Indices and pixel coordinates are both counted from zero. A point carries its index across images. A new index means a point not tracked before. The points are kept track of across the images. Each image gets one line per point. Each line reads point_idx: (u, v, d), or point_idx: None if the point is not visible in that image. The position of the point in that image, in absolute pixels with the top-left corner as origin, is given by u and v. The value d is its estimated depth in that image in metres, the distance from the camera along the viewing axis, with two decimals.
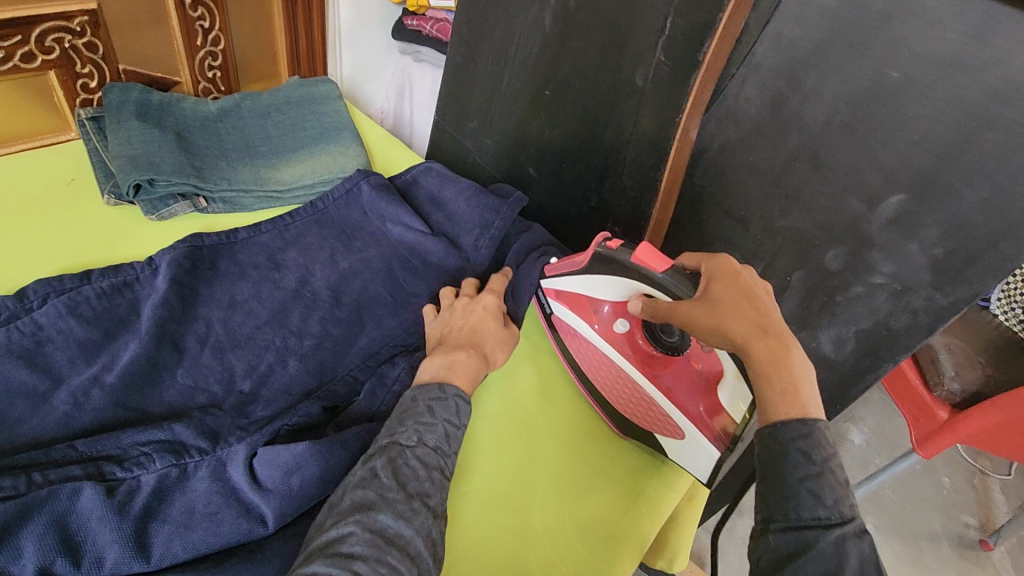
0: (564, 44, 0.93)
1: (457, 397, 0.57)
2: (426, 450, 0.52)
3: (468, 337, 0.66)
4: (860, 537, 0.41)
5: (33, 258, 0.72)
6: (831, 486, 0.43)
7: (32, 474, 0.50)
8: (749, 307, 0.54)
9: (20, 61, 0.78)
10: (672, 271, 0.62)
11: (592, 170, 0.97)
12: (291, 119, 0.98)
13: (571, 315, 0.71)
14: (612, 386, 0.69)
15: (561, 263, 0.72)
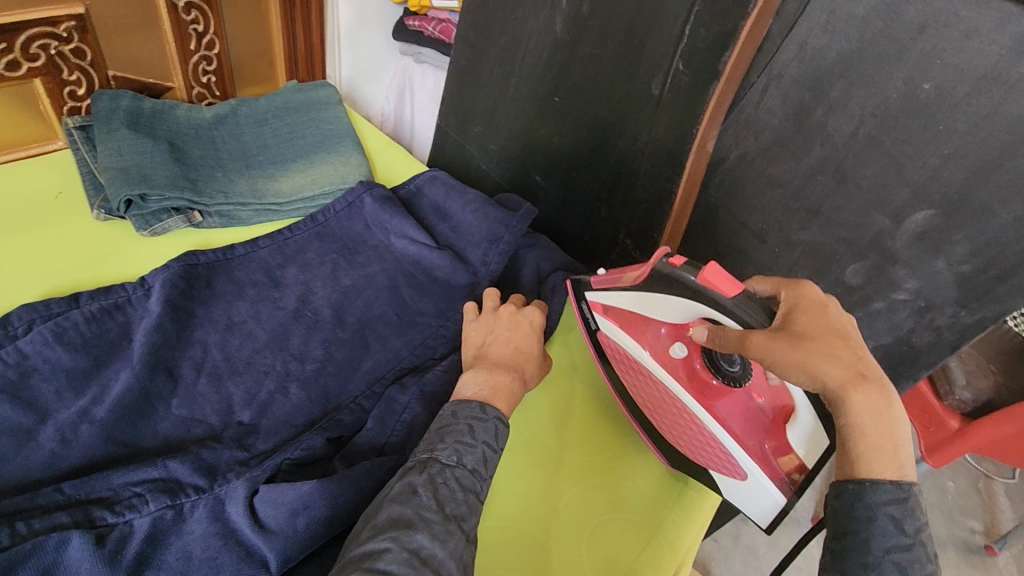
0: (575, 50, 0.90)
1: (497, 419, 0.54)
2: (464, 472, 0.50)
3: (511, 354, 0.63)
4: None
5: (20, 279, 0.69)
6: (920, 560, 0.44)
7: (15, 524, 0.47)
8: (844, 351, 0.49)
9: (5, 69, 0.74)
10: (744, 297, 0.55)
11: (603, 179, 0.94)
12: (290, 127, 0.94)
13: (621, 334, 0.66)
14: (664, 414, 0.64)
15: (612, 277, 0.66)
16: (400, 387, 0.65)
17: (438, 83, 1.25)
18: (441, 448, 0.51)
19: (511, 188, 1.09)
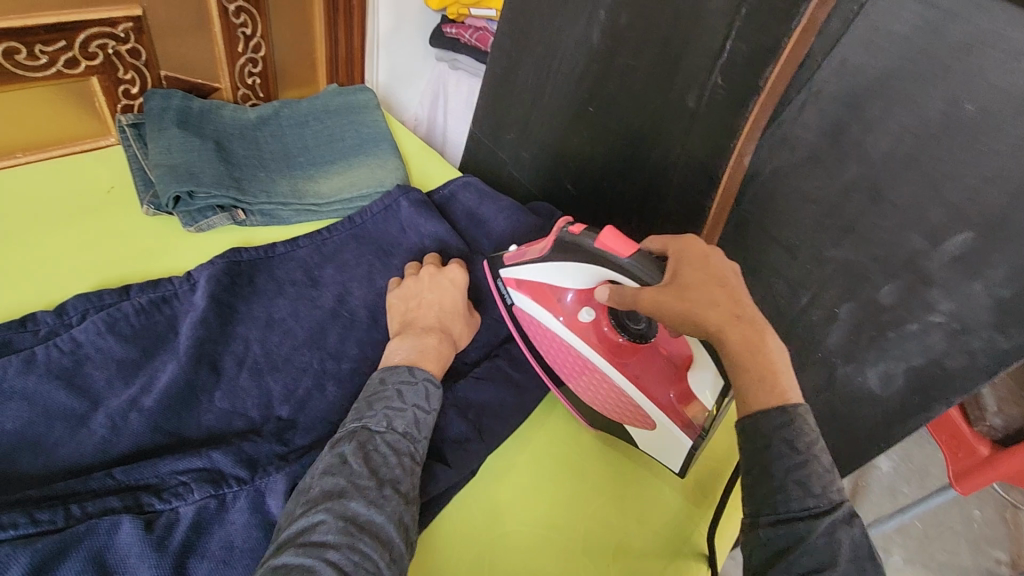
0: (611, 61, 0.90)
1: (426, 381, 0.59)
2: (394, 435, 0.54)
3: (438, 317, 0.67)
4: (850, 523, 0.44)
5: (73, 270, 0.71)
6: (818, 474, 0.46)
7: (70, 507, 0.48)
8: (721, 294, 0.55)
9: (63, 66, 0.77)
10: (637, 254, 0.60)
11: (636, 190, 0.94)
12: (329, 129, 0.96)
13: (531, 306, 0.68)
14: (579, 379, 0.66)
15: (522, 252, 0.70)
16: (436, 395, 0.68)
17: (473, 91, 1.27)
18: (372, 416, 0.55)
19: (541, 195, 1.10)
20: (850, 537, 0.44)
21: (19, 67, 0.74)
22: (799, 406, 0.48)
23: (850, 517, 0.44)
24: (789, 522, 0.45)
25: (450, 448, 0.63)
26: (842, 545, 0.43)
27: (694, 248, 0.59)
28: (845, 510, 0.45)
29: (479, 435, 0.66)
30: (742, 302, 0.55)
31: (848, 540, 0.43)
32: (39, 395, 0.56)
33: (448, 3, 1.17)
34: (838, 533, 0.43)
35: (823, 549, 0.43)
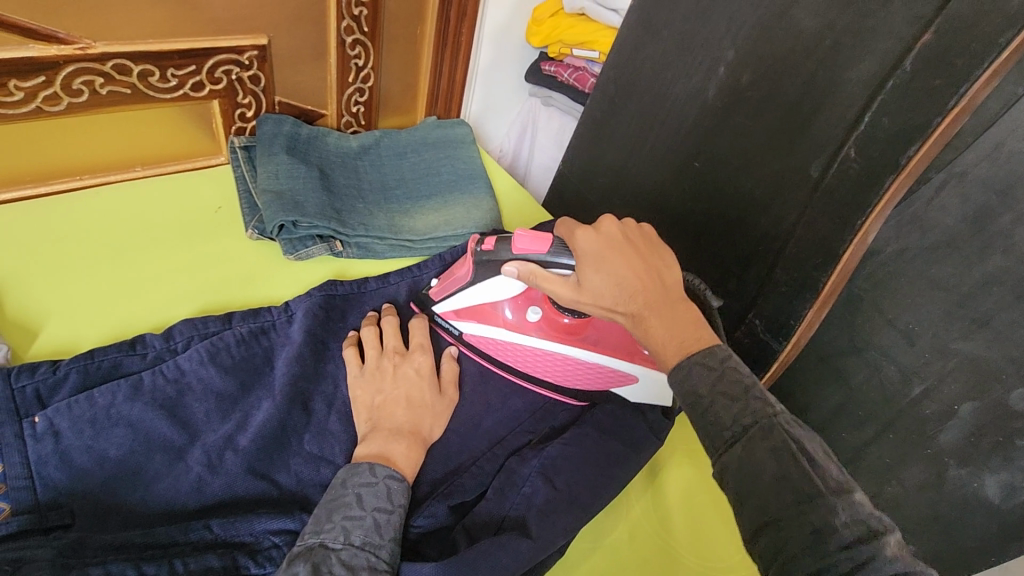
0: (726, 118, 0.86)
1: (388, 480, 0.54)
2: (351, 551, 0.48)
3: (403, 413, 0.61)
4: (760, 434, 0.45)
5: (177, 291, 0.72)
6: (725, 406, 0.47)
7: (174, 562, 0.47)
8: (618, 277, 0.57)
9: (190, 89, 0.79)
10: (555, 248, 0.63)
11: (737, 253, 0.89)
12: (427, 162, 0.96)
13: (479, 326, 0.72)
14: (549, 368, 0.71)
15: (444, 284, 0.73)
16: (520, 458, 0.63)
17: (564, 128, 1.27)
18: (330, 529, 0.50)
19: None
20: (773, 449, 0.44)
21: (151, 88, 0.76)
22: (697, 360, 0.50)
23: (769, 433, 0.45)
24: (722, 456, 0.46)
25: (535, 517, 0.57)
26: (761, 455, 0.44)
27: (580, 243, 0.61)
28: (764, 426, 0.46)
29: (569, 505, 0.59)
30: (643, 279, 0.57)
31: (762, 447, 0.45)
32: (143, 425, 0.56)
33: (551, 42, 1.15)
34: (757, 451, 0.45)
35: (750, 470, 0.44)
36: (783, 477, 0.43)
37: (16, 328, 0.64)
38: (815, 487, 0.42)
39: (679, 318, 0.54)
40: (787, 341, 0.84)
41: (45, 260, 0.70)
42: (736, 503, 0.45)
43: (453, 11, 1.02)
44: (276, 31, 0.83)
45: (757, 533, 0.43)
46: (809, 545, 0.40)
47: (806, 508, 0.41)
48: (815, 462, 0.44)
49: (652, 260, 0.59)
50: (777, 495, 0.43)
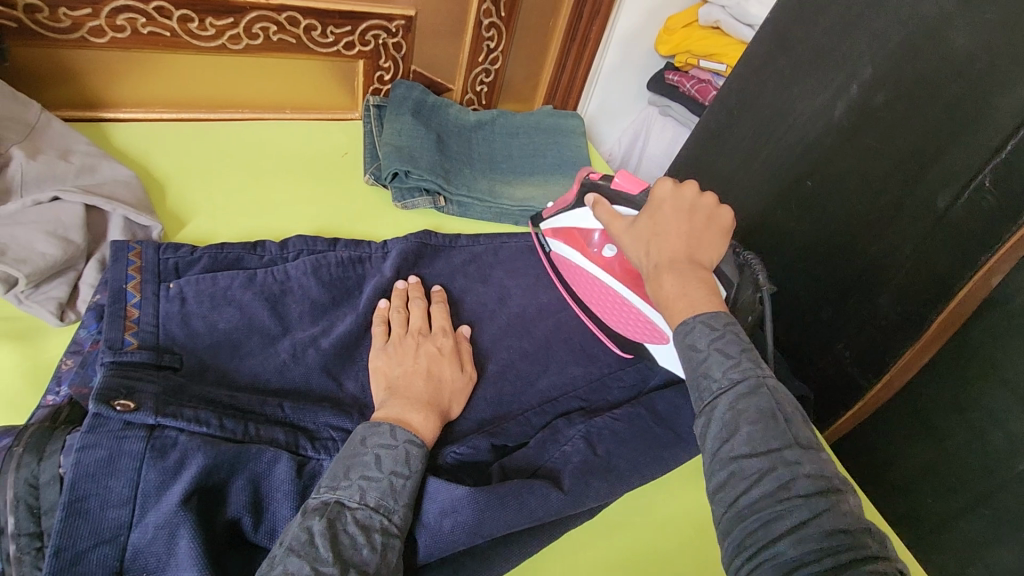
0: (849, 139, 0.81)
1: (409, 445, 0.52)
2: (366, 512, 0.47)
3: (422, 385, 0.59)
4: (744, 396, 0.46)
5: (295, 213, 0.81)
6: (717, 362, 0.49)
7: (248, 424, 0.51)
8: (661, 233, 0.58)
9: (343, 48, 0.90)
10: (646, 192, 0.66)
11: (836, 280, 0.85)
12: (535, 144, 1.00)
13: (568, 252, 0.76)
14: (607, 308, 0.73)
15: (557, 206, 0.78)
16: (568, 422, 0.65)
17: (677, 139, 1.26)
18: (345, 486, 0.48)
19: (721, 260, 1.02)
20: (754, 405, 0.46)
21: (312, 42, 0.87)
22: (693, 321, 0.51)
23: (753, 390, 0.46)
24: (707, 408, 0.48)
25: (569, 473, 0.58)
26: (743, 412, 0.45)
27: (657, 193, 0.62)
28: (751, 384, 0.47)
29: (604, 472, 0.60)
30: (681, 242, 0.57)
31: (746, 406, 0.46)
32: (249, 310, 0.63)
33: (679, 51, 1.16)
34: (740, 405, 0.46)
35: (728, 423, 0.46)
36: (759, 429, 0.44)
37: (172, 216, 0.75)
38: (783, 441, 0.44)
39: (696, 281, 0.54)
40: (877, 379, 0.81)
41: (204, 168, 0.82)
42: (712, 454, 0.46)
43: (587, 9, 1.06)
44: (422, 6, 0.92)
45: (725, 482, 0.44)
46: (766, 496, 0.42)
47: (774, 459, 0.43)
48: (792, 421, 0.45)
49: (709, 235, 0.58)
50: (751, 450, 0.44)
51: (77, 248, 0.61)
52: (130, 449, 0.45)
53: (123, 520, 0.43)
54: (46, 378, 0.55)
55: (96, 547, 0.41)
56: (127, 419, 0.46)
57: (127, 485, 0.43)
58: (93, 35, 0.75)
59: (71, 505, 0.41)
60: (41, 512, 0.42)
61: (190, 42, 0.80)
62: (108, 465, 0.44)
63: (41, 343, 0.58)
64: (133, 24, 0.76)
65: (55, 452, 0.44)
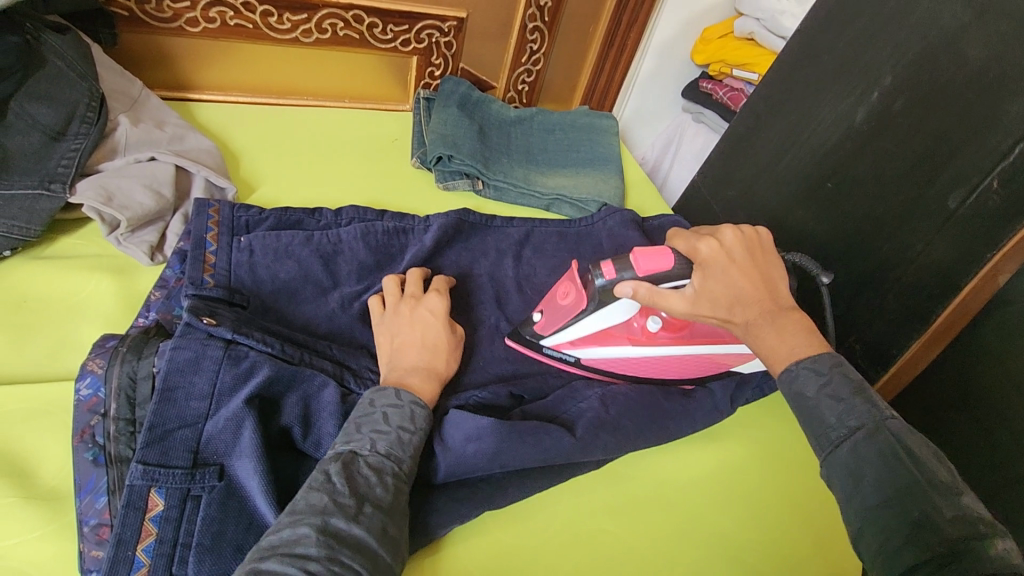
0: (869, 143, 0.86)
1: (414, 405, 0.56)
2: (378, 458, 0.52)
3: (420, 350, 0.63)
4: (870, 438, 0.47)
5: (348, 188, 0.90)
6: (829, 408, 0.50)
7: (302, 354, 0.60)
8: (735, 289, 0.58)
9: (399, 44, 1.00)
10: (682, 261, 0.61)
11: (852, 278, 0.88)
12: (570, 140, 1.07)
13: (599, 350, 0.70)
14: (671, 368, 0.72)
15: (549, 317, 0.69)
16: (587, 384, 0.71)
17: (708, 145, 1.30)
18: (357, 438, 0.53)
19: None
20: (876, 449, 0.46)
21: (373, 38, 0.97)
22: (802, 369, 0.52)
23: (873, 433, 0.47)
24: (830, 456, 0.49)
25: (582, 424, 0.64)
26: (866, 459, 0.46)
27: (702, 253, 0.60)
28: (869, 428, 0.48)
29: (613, 429, 0.65)
30: (758, 290, 0.58)
31: (870, 451, 0.47)
32: (305, 265, 0.72)
33: (714, 60, 1.21)
34: (861, 448, 0.47)
35: (853, 466, 0.47)
36: (886, 471, 0.45)
37: (243, 183, 0.86)
38: (913, 479, 0.44)
39: (792, 328, 0.55)
40: (883, 371, 0.86)
41: (272, 144, 0.93)
42: (845, 498, 0.46)
43: (625, 17, 1.13)
44: (473, 8, 1.01)
45: (864, 527, 0.45)
46: (907, 542, 0.42)
47: (908, 501, 0.43)
48: (923, 464, 0.45)
49: (771, 269, 0.60)
50: (884, 496, 0.44)
51: (167, 202, 0.70)
52: (211, 353, 0.55)
53: (202, 411, 0.53)
54: (137, 306, 0.65)
55: (179, 429, 0.52)
56: (210, 332, 0.56)
57: (207, 383, 0.54)
58: (188, 25, 0.87)
59: (164, 392, 0.52)
60: (135, 401, 0.53)
61: (268, 34, 0.91)
62: (193, 364, 0.54)
63: (136, 279, 0.67)
64: (223, 16, 0.87)
65: (151, 354, 0.54)
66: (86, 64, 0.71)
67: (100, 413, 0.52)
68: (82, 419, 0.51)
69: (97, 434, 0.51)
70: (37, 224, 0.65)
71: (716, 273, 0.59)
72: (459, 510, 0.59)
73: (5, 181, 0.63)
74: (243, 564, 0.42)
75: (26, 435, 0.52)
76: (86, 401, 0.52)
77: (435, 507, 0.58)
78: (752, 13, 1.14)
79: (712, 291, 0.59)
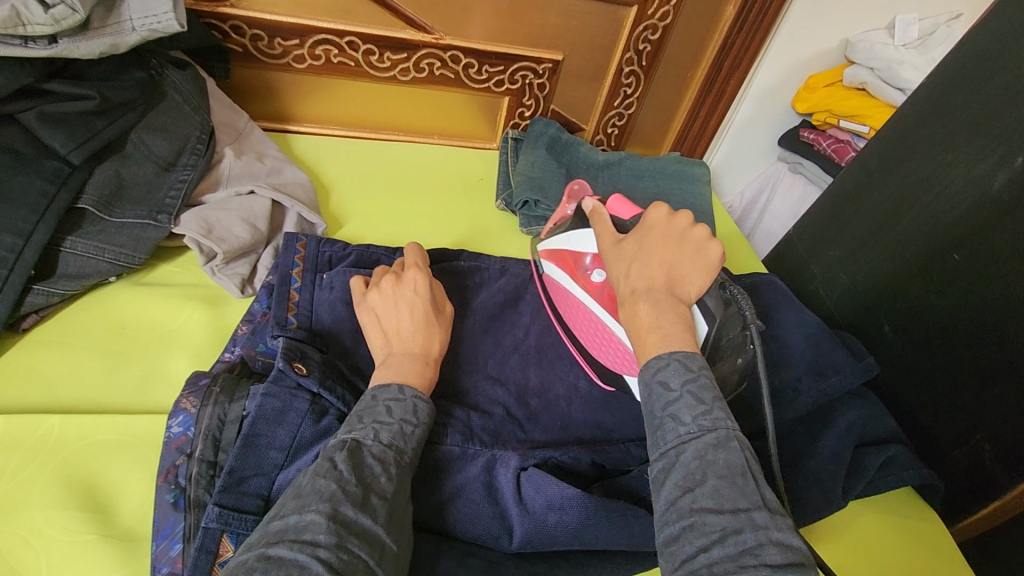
0: (1010, 218, 0.72)
1: (416, 400, 0.54)
2: (381, 447, 0.49)
3: (412, 334, 0.60)
4: (719, 447, 0.44)
5: (431, 227, 0.89)
6: (686, 405, 0.46)
7: None
8: (642, 254, 0.57)
9: (493, 84, 0.99)
10: (636, 215, 0.64)
11: (981, 367, 0.74)
12: (659, 188, 1.02)
13: (556, 271, 0.73)
14: (591, 338, 0.68)
15: (553, 228, 0.76)
16: None
17: (806, 200, 1.22)
18: (359, 427, 0.50)
19: (844, 325, 0.95)
20: (723, 459, 0.43)
21: (468, 78, 0.97)
22: (659, 356, 0.49)
23: (723, 442, 0.44)
24: (669, 453, 0.45)
25: None
26: (711, 459, 0.43)
27: (649, 215, 0.59)
28: (720, 435, 0.44)
29: None
30: (660, 271, 0.55)
31: (721, 456, 0.43)
32: None
33: (818, 110, 1.13)
34: (708, 456, 0.43)
35: (693, 473, 0.43)
36: (726, 487, 0.42)
37: (333, 218, 0.86)
38: (749, 501, 0.41)
39: (670, 316, 0.52)
40: (1022, 481, 0.71)
41: (363, 180, 0.94)
42: (668, 500, 0.43)
43: (726, 64, 1.08)
44: (570, 51, 0.99)
45: (681, 534, 0.41)
46: (728, 555, 0.38)
47: (742, 520, 0.40)
48: (759, 479, 0.43)
49: (693, 267, 0.56)
50: (726, 500, 0.41)
51: (261, 235, 0.71)
52: (298, 407, 0.54)
53: (278, 461, 0.52)
54: (224, 339, 0.65)
55: (256, 476, 0.51)
56: (298, 383, 0.55)
57: (288, 435, 0.53)
58: (295, 61, 0.90)
59: (248, 439, 0.52)
60: (220, 444, 0.53)
61: (368, 72, 0.93)
62: (279, 414, 0.53)
63: (224, 311, 0.68)
64: (328, 54, 0.89)
65: (242, 397, 0.55)
66: (200, 97, 0.75)
67: (185, 453, 0.52)
68: (169, 458, 0.51)
69: (180, 475, 0.51)
70: (143, 252, 0.66)
71: (640, 235, 0.58)
72: None
73: (117, 211, 0.65)
74: (248, 551, 0.40)
75: (108, 470, 0.52)
76: (175, 439, 0.52)
77: None
78: (865, 62, 1.06)
79: (628, 243, 0.59)
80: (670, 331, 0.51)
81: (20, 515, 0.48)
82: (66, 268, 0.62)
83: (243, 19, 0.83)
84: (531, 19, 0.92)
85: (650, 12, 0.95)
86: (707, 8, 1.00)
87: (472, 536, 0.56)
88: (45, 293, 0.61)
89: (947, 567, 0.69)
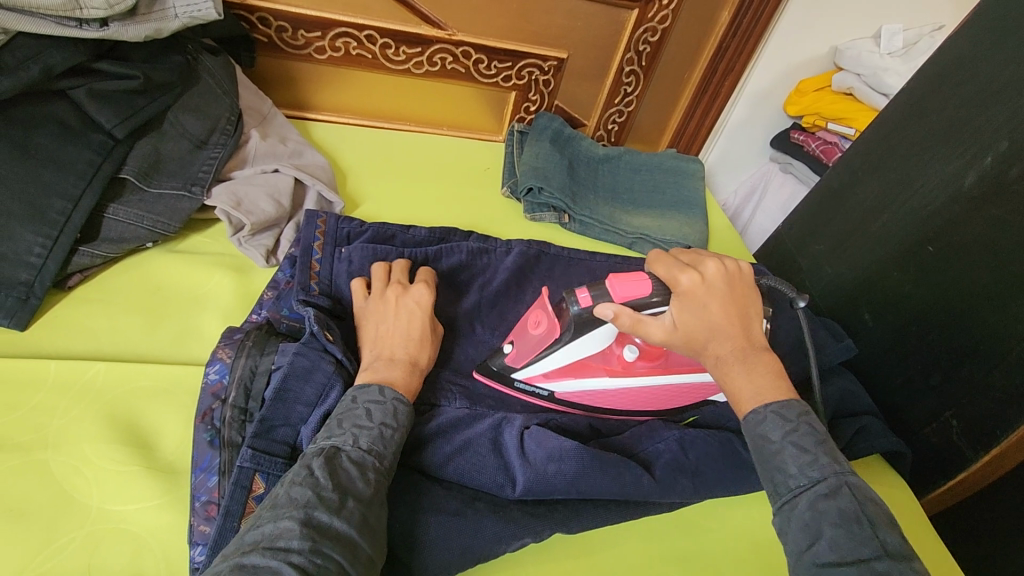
0: (978, 211, 0.77)
1: (397, 402, 0.55)
2: (360, 452, 0.50)
3: (405, 342, 0.62)
4: (830, 497, 0.47)
5: (441, 211, 0.95)
6: (792, 455, 0.49)
7: None
8: (708, 321, 0.56)
9: (501, 79, 1.05)
10: (659, 287, 0.59)
11: (951, 350, 0.80)
12: (657, 184, 1.08)
13: (573, 383, 0.68)
14: (643, 401, 0.70)
15: (523, 351, 0.66)
16: (664, 424, 0.69)
17: (795, 198, 1.27)
18: (339, 434, 0.52)
19: (828, 315, 1.00)
20: (836, 508, 0.46)
21: (478, 72, 1.03)
22: (761, 420, 0.51)
23: (833, 490, 0.47)
24: (784, 507, 0.48)
25: (662, 465, 0.64)
26: (822, 513, 0.46)
27: (683, 282, 0.57)
28: (832, 484, 0.47)
29: (692, 474, 0.64)
30: (734, 327, 0.55)
31: (839, 506, 0.46)
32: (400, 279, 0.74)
33: (808, 112, 1.19)
34: (820, 505, 0.46)
35: (810, 525, 0.46)
36: (844, 535, 0.44)
37: (349, 199, 0.92)
38: (871, 550, 0.43)
39: (762, 370, 0.54)
40: (986, 453, 0.77)
41: (376, 166, 0.99)
42: (795, 555, 0.46)
43: (721, 66, 1.14)
44: (574, 49, 1.05)
45: None
46: None
47: (863, 569, 0.43)
48: (884, 524, 0.45)
49: (752, 314, 0.57)
50: (844, 550, 0.44)
51: (285, 211, 0.76)
52: (324, 368, 0.58)
53: (304, 415, 0.57)
54: (251, 302, 0.70)
55: (283, 425, 0.56)
56: (326, 347, 0.59)
57: (315, 392, 0.57)
58: (316, 52, 0.95)
59: (277, 392, 0.56)
60: (250, 392, 0.58)
61: (384, 65, 0.98)
62: (308, 372, 0.58)
63: (251, 278, 0.73)
64: (347, 46, 0.95)
65: (271, 351, 0.60)
66: (230, 82, 0.80)
67: (220, 398, 0.57)
68: (205, 401, 0.56)
69: (216, 418, 0.56)
70: (177, 221, 0.71)
71: (691, 307, 0.56)
72: (535, 528, 0.59)
73: (155, 182, 0.70)
74: (225, 559, 0.41)
75: (151, 412, 0.57)
76: (212, 385, 0.57)
77: (509, 523, 0.59)
78: (852, 68, 1.12)
79: (681, 317, 0.57)
80: (768, 387, 0.53)
81: (71, 447, 0.54)
82: (109, 232, 0.68)
83: (270, 11, 0.89)
84: (538, 18, 0.98)
85: (650, 15, 1.01)
86: (704, 12, 1.07)
87: (476, 484, 0.61)
88: (90, 254, 0.67)
89: (912, 529, 0.75)
